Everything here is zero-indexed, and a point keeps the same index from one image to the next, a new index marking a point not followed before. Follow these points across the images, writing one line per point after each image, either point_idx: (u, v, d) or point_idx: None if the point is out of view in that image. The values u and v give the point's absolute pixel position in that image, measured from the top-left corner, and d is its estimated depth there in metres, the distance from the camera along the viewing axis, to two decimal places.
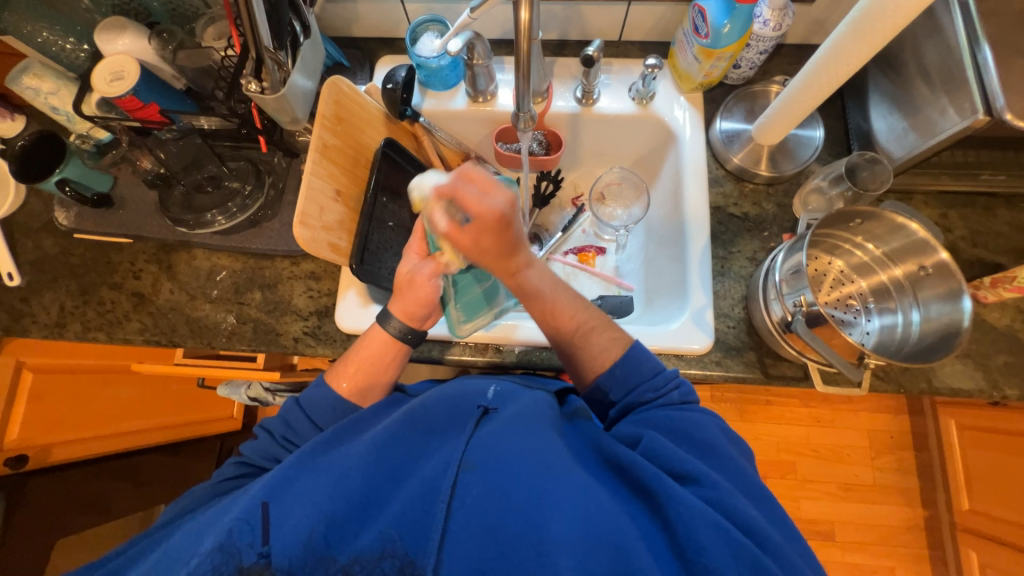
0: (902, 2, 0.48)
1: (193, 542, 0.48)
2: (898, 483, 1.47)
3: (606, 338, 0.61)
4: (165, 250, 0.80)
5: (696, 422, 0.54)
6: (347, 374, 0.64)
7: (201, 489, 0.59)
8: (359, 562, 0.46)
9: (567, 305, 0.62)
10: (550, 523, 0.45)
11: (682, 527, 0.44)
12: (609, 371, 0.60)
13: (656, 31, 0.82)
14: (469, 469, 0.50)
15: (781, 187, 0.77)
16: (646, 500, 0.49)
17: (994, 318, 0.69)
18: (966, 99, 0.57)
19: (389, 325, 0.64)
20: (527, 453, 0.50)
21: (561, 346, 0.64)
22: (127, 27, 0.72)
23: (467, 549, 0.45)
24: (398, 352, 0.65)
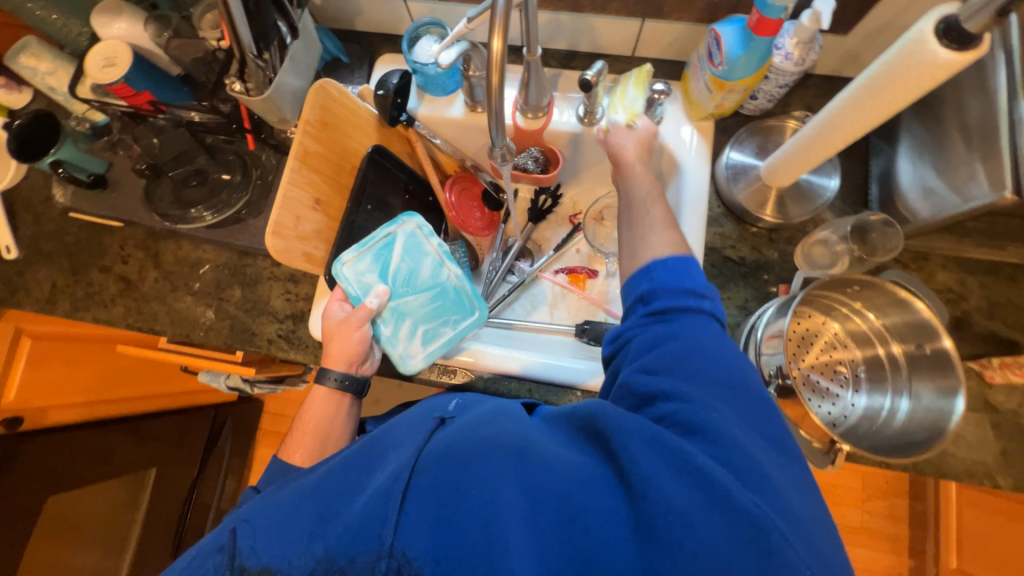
0: (926, 64, 0.42)
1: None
2: (885, 529, 1.43)
3: (672, 237, 0.54)
4: (153, 238, 0.81)
5: (678, 330, 0.47)
6: (297, 445, 0.63)
7: None
8: (353, 565, 0.41)
9: (653, 201, 0.59)
10: (499, 491, 0.40)
11: (633, 469, 0.39)
12: (663, 261, 0.51)
13: (672, 49, 0.76)
14: (421, 472, 0.43)
15: (786, 233, 0.72)
16: (600, 446, 0.44)
17: (1000, 400, 0.64)
18: (997, 170, 0.50)
19: (327, 379, 0.65)
20: (472, 437, 0.44)
21: (631, 229, 0.57)
22: (125, 9, 0.71)
23: (426, 534, 0.40)
24: (344, 403, 0.66)
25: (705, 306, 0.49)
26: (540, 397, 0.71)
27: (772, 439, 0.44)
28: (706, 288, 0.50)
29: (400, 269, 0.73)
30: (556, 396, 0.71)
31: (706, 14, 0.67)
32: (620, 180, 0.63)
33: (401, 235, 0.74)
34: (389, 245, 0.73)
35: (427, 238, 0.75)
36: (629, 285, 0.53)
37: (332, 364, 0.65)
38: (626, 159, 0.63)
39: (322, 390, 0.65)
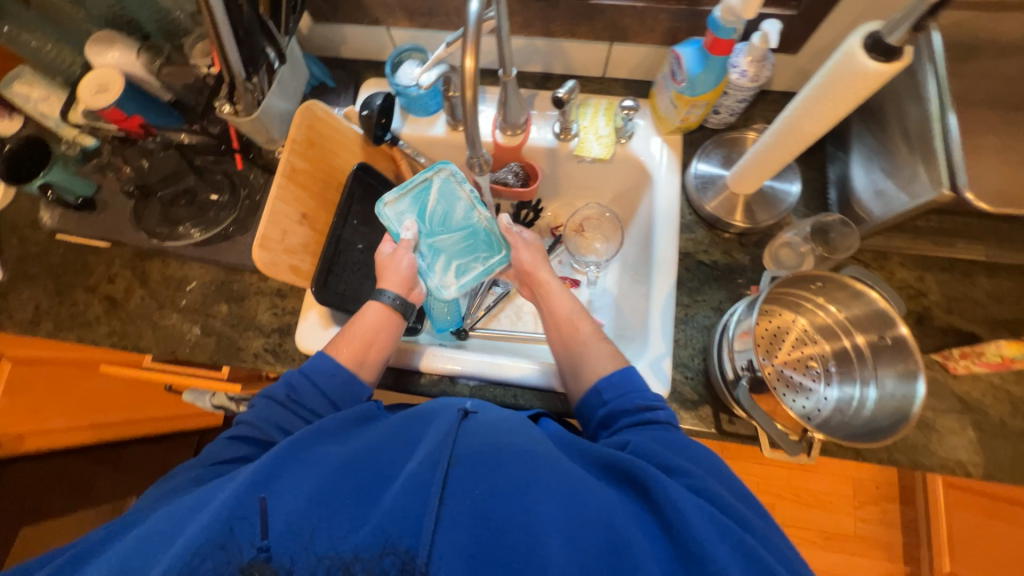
0: (859, 75, 0.47)
1: (173, 521, 0.44)
2: (880, 537, 1.38)
3: (608, 349, 0.62)
4: (140, 257, 0.82)
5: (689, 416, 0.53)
6: (343, 343, 0.63)
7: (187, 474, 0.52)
8: (359, 561, 0.41)
9: (578, 318, 0.66)
10: (538, 504, 0.43)
11: (672, 511, 0.42)
12: (607, 376, 0.58)
13: (640, 69, 0.81)
14: (458, 464, 0.47)
15: (754, 237, 0.75)
16: (633, 488, 0.46)
17: (963, 390, 0.66)
18: (934, 168, 0.55)
19: (382, 296, 0.67)
20: (512, 444, 0.48)
21: (566, 354, 0.64)
22: (117, 41, 0.74)
23: (462, 539, 0.42)
24: (392, 321, 0.67)
25: (662, 418, 0.54)
26: (525, 402, 0.72)
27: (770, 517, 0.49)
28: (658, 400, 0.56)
29: (437, 212, 0.75)
30: (541, 401, 0.72)
31: (668, 37, 0.72)
32: (542, 296, 0.70)
33: (437, 181, 0.75)
34: (426, 190, 0.75)
35: (461, 184, 0.75)
36: (588, 408, 0.59)
37: (386, 285, 0.68)
38: (548, 280, 0.71)
39: (374, 304, 0.66)
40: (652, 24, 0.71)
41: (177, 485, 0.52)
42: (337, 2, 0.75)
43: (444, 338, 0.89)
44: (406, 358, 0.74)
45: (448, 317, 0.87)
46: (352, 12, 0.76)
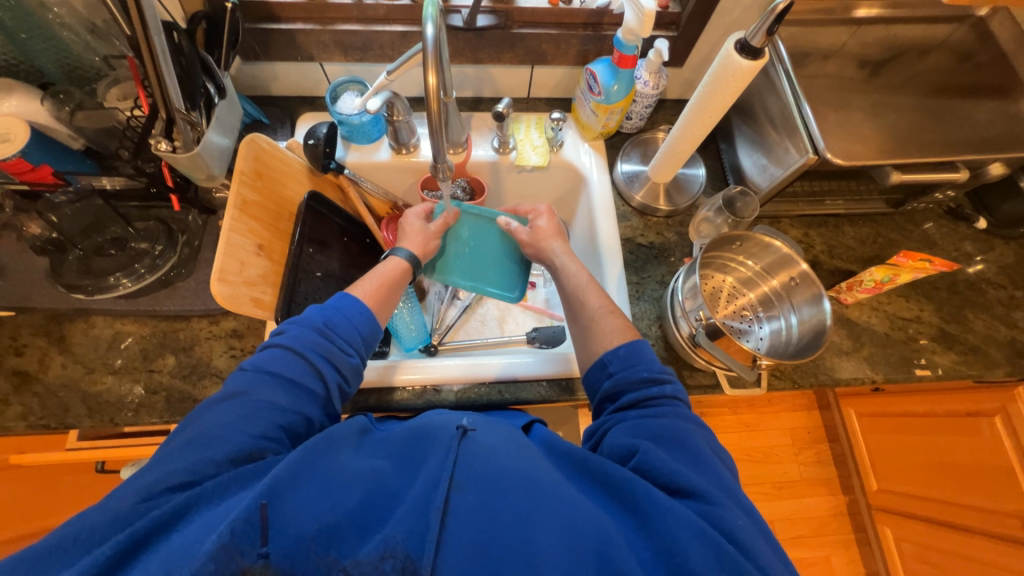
0: (738, 70, 0.60)
1: (209, 527, 0.40)
2: (819, 475, 1.53)
3: (619, 322, 0.65)
4: (57, 320, 0.73)
5: (687, 430, 0.53)
6: (367, 288, 0.65)
7: (219, 421, 0.47)
8: (358, 564, 0.41)
9: (591, 291, 0.70)
10: (540, 534, 0.43)
11: (670, 537, 0.43)
12: (613, 349, 0.61)
13: (558, 89, 0.93)
14: (460, 489, 0.45)
15: (678, 218, 0.88)
16: (631, 513, 0.47)
17: (856, 316, 0.82)
18: (800, 140, 0.70)
19: (400, 251, 0.72)
20: (515, 471, 0.47)
21: (580, 323, 0.68)
22: (16, 87, 0.67)
23: (469, 558, 0.42)
24: (397, 269, 0.69)
25: (668, 392, 0.56)
26: (511, 395, 0.75)
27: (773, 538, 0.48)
28: (663, 373, 0.58)
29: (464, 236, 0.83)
30: (525, 392, 0.75)
31: (580, 59, 0.84)
32: (553, 259, 0.76)
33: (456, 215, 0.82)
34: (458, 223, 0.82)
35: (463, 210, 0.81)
36: (592, 379, 0.62)
37: (404, 244, 0.74)
38: (553, 248, 0.76)
39: (396, 259, 0.71)
40: (566, 48, 0.82)
41: (201, 435, 0.46)
42: (268, 40, 0.77)
43: (413, 356, 0.89)
44: (388, 373, 0.73)
45: (414, 334, 0.89)
46: (284, 50, 0.79)
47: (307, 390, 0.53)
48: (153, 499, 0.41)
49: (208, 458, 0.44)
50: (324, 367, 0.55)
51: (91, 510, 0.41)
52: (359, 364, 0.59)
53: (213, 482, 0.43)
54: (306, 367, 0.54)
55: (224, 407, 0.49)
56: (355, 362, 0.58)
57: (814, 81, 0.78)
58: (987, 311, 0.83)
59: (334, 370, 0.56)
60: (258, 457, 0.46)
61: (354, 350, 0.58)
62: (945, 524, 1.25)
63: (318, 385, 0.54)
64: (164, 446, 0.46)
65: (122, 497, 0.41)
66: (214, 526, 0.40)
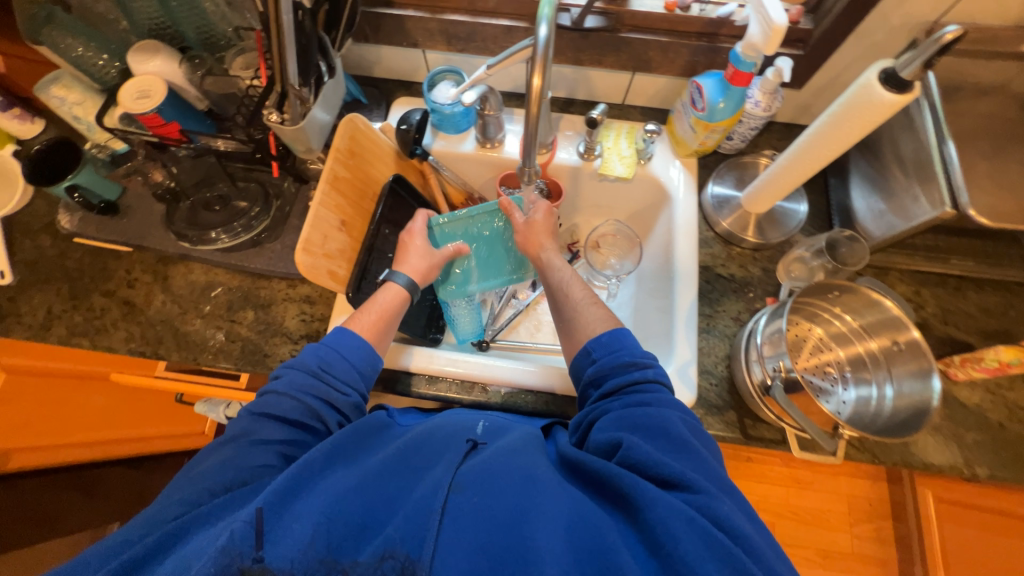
0: (877, 101, 0.53)
1: (204, 543, 0.42)
2: (875, 554, 1.37)
3: (602, 312, 0.64)
4: (163, 262, 0.81)
5: (670, 416, 0.50)
6: (364, 321, 0.66)
7: (216, 460, 0.51)
8: (357, 565, 0.41)
9: (575, 282, 0.69)
10: (536, 532, 0.42)
11: (660, 529, 0.41)
12: (595, 337, 0.60)
13: (656, 98, 0.89)
14: (460, 490, 0.46)
15: (767, 253, 0.80)
16: (622, 509, 0.45)
17: (965, 395, 0.71)
18: (934, 189, 0.61)
19: (397, 278, 0.71)
20: (514, 469, 0.48)
21: (562, 316, 0.67)
22: (161, 50, 0.74)
23: (466, 560, 0.41)
24: (397, 302, 0.69)
25: (650, 376, 0.55)
26: (556, 408, 0.73)
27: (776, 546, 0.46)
28: (644, 357, 0.57)
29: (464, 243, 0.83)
30: (572, 408, 0.73)
31: (687, 70, 0.79)
32: (542, 254, 0.74)
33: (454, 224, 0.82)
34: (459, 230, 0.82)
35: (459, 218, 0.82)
36: (577, 368, 0.60)
37: (403, 269, 0.73)
38: (541, 240, 0.75)
39: (393, 285, 0.70)
40: (674, 57, 0.77)
41: (203, 472, 0.50)
42: (380, 24, 0.80)
43: (464, 348, 0.89)
44: (438, 363, 0.74)
45: (469, 327, 0.88)
46: (393, 34, 0.81)
47: (303, 431, 0.55)
48: (160, 523, 0.46)
49: (206, 488, 0.48)
50: (318, 405, 0.56)
51: (115, 533, 0.47)
52: (359, 402, 0.60)
53: (207, 508, 0.46)
54: (302, 408, 0.56)
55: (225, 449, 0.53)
56: (354, 400, 0.59)
57: (964, 121, 0.67)
58: None
59: (332, 410, 0.57)
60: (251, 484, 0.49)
61: (352, 389, 0.59)
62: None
63: (316, 424, 0.56)
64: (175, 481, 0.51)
65: (138, 524, 0.47)
66: (208, 541, 0.42)
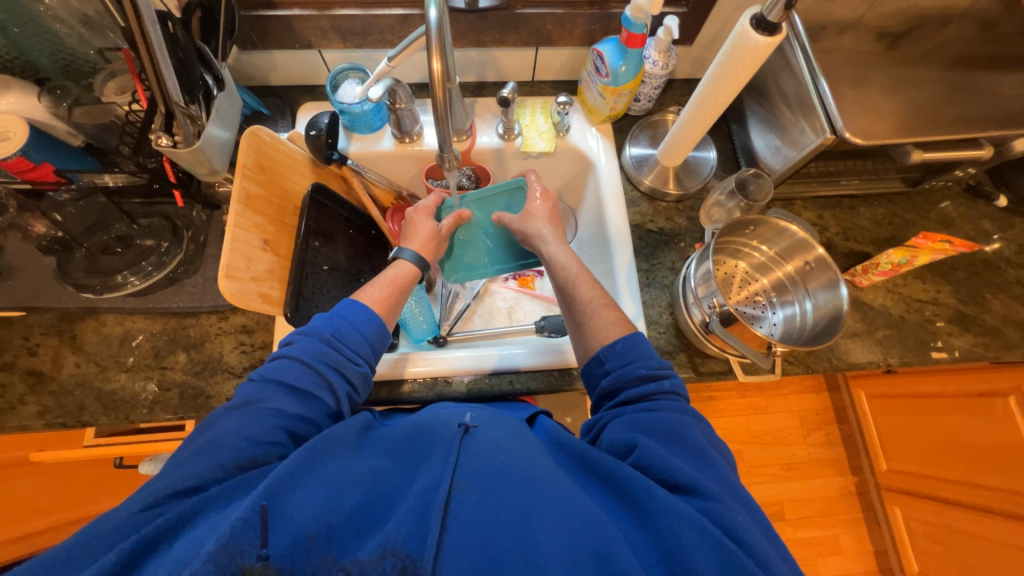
0: (753, 47, 0.57)
1: (209, 533, 0.40)
2: (828, 456, 1.53)
3: (613, 316, 0.64)
4: (67, 320, 0.73)
5: (683, 424, 0.52)
6: (379, 297, 0.65)
7: (228, 428, 0.47)
8: (359, 563, 0.40)
9: (586, 280, 0.69)
10: (541, 531, 0.43)
11: (670, 533, 0.43)
12: (610, 345, 0.60)
13: (564, 71, 0.91)
14: (461, 489, 0.46)
15: (689, 202, 0.86)
16: (631, 508, 0.47)
17: (871, 299, 0.81)
18: (816, 120, 0.67)
19: (406, 253, 0.71)
20: (516, 471, 0.47)
21: (572, 313, 0.67)
22: (12, 85, 0.65)
23: (471, 558, 0.41)
24: (405, 275, 0.69)
25: (666, 387, 0.56)
26: (522, 385, 0.75)
27: (775, 537, 0.49)
28: (665, 367, 0.57)
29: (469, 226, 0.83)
30: (536, 381, 0.75)
31: (586, 39, 0.82)
32: (543, 246, 0.74)
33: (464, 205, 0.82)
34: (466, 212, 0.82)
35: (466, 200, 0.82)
36: (590, 375, 0.61)
37: (409, 245, 0.73)
38: (542, 231, 0.75)
39: (402, 262, 0.70)
40: (571, 27, 0.79)
41: (210, 444, 0.46)
42: (265, 28, 0.75)
43: (422, 348, 0.88)
44: (399, 367, 0.73)
45: (423, 325, 0.88)
46: (282, 37, 0.77)
47: (320, 402, 0.53)
48: (157, 506, 0.42)
49: (216, 466, 0.45)
50: (335, 377, 0.55)
51: (104, 517, 0.42)
52: (367, 373, 0.59)
53: (216, 489, 0.43)
54: (316, 379, 0.53)
55: (233, 416, 0.49)
56: (363, 371, 0.58)
57: (830, 56, 0.75)
58: (1004, 291, 0.82)
59: (343, 380, 0.56)
60: (263, 463, 0.47)
61: (362, 359, 0.58)
62: (954, 503, 1.24)
63: (330, 395, 0.54)
64: (177, 451, 0.47)
65: (130, 503, 0.43)
66: (207, 535, 0.40)
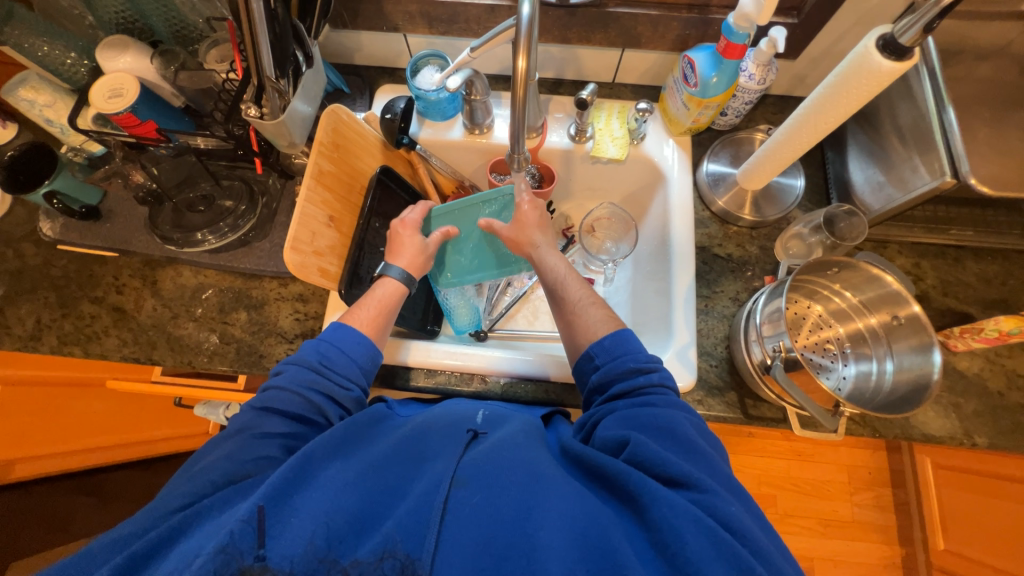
0: (875, 71, 0.51)
1: (206, 537, 0.42)
2: (876, 521, 1.40)
3: (602, 313, 0.62)
4: (150, 265, 0.80)
5: (676, 417, 0.50)
6: (364, 316, 0.65)
7: (220, 452, 0.50)
8: (357, 564, 0.41)
9: (574, 280, 0.67)
10: (541, 530, 0.42)
11: (667, 530, 0.41)
12: (598, 340, 0.59)
13: (648, 75, 0.86)
14: (460, 486, 0.46)
15: (764, 231, 0.79)
16: (628, 505, 0.45)
17: (964, 365, 0.71)
18: (935, 160, 0.59)
19: (391, 270, 0.70)
20: (514, 465, 0.47)
21: (561, 316, 0.66)
22: (131, 45, 0.71)
23: (467, 563, 0.40)
24: (392, 294, 0.68)
25: (656, 380, 0.54)
26: (556, 396, 0.73)
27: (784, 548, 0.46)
28: (651, 362, 0.56)
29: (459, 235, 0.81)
30: (571, 395, 0.73)
31: (678, 44, 0.77)
32: (532, 252, 0.71)
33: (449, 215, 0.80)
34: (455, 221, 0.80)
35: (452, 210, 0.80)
36: (581, 372, 0.60)
37: (397, 261, 0.71)
38: (533, 238, 0.72)
39: (389, 279, 0.69)
40: (664, 31, 0.75)
41: (205, 467, 0.49)
42: (357, 8, 0.76)
43: (462, 340, 0.88)
44: (427, 356, 0.73)
45: (464, 317, 0.89)
46: (372, 19, 0.78)
47: (314, 426, 0.55)
48: (160, 519, 0.46)
49: (208, 482, 0.48)
50: (321, 398, 0.56)
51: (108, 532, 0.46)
52: (361, 397, 0.59)
53: (210, 500, 0.46)
54: (306, 405, 0.55)
55: (232, 440, 0.52)
56: (355, 395, 0.58)
57: (963, 87, 0.65)
58: None
59: (335, 406, 0.57)
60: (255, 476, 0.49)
61: (355, 384, 0.59)
62: None
63: (319, 420, 0.55)
64: (176, 477, 0.50)
65: (136, 520, 0.46)
66: (208, 537, 0.42)
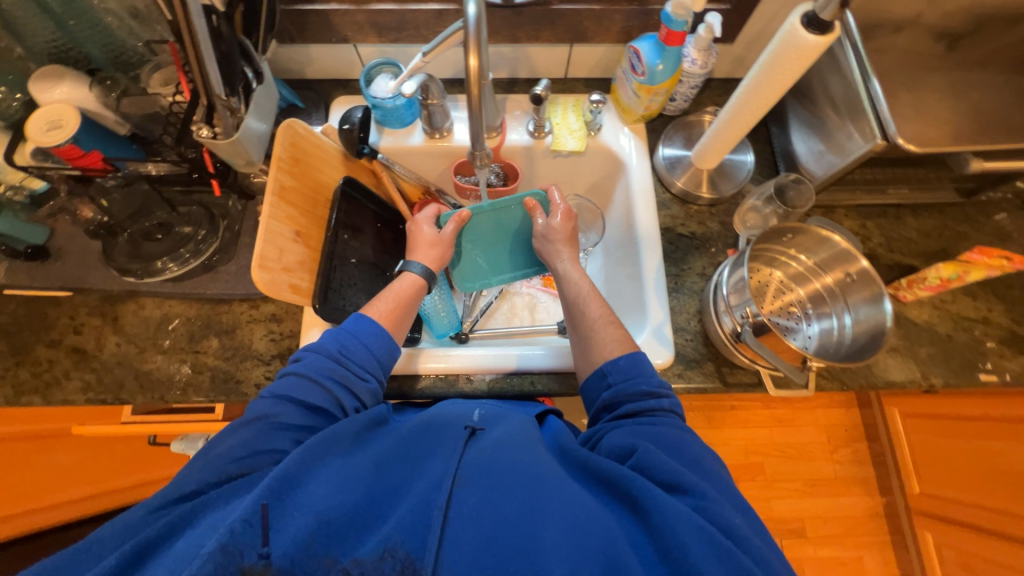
0: (803, 47, 0.54)
1: (206, 533, 0.42)
2: (856, 475, 1.47)
3: (619, 333, 0.63)
4: (109, 301, 0.76)
5: (682, 438, 0.52)
6: (383, 309, 0.64)
7: (231, 440, 0.49)
8: (359, 563, 0.41)
9: (592, 298, 0.68)
10: (545, 530, 0.42)
11: (669, 532, 0.42)
12: (614, 360, 0.60)
13: (598, 68, 0.89)
14: (462, 484, 0.46)
15: (723, 207, 0.83)
16: (631, 509, 0.46)
17: (915, 314, 0.77)
18: (866, 124, 0.64)
19: (412, 266, 0.70)
20: (516, 466, 0.48)
21: (578, 330, 0.66)
22: (65, 75, 0.68)
23: (469, 560, 0.41)
24: (411, 286, 0.68)
25: (665, 405, 0.55)
26: (543, 386, 0.74)
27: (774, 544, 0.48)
28: (662, 386, 0.57)
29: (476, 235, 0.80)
30: (556, 384, 0.74)
31: (623, 36, 0.80)
32: (559, 264, 0.73)
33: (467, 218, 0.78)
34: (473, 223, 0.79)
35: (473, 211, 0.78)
36: (590, 389, 0.61)
37: (415, 257, 0.72)
38: (558, 253, 0.73)
39: (409, 274, 0.69)
40: (608, 24, 0.78)
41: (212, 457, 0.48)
42: (303, 22, 0.76)
43: (444, 344, 0.88)
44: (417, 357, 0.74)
45: (444, 319, 0.87)
46: (319, 32, 0.78)
47: (332, 417, 0.54)
48: (155, 513, 0.45)
49: (212, 472, 0.47)
50: (340, 388, 0.55)
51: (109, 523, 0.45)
52: (377, 387, 0.59)
53: (214, 492, 0.46)
54: (326, 395, 0.54)
55: (239, 428, 0.50)
56: (372, 386, 0.58)
57: (883, 57, 0.71)
58: None
59: (351, 395, 0.56)
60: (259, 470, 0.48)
61: (371, 374, 0.58)
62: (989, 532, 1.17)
63: (338, 411, 0.54)
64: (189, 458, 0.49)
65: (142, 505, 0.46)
66: (207, 535, 0.41)
